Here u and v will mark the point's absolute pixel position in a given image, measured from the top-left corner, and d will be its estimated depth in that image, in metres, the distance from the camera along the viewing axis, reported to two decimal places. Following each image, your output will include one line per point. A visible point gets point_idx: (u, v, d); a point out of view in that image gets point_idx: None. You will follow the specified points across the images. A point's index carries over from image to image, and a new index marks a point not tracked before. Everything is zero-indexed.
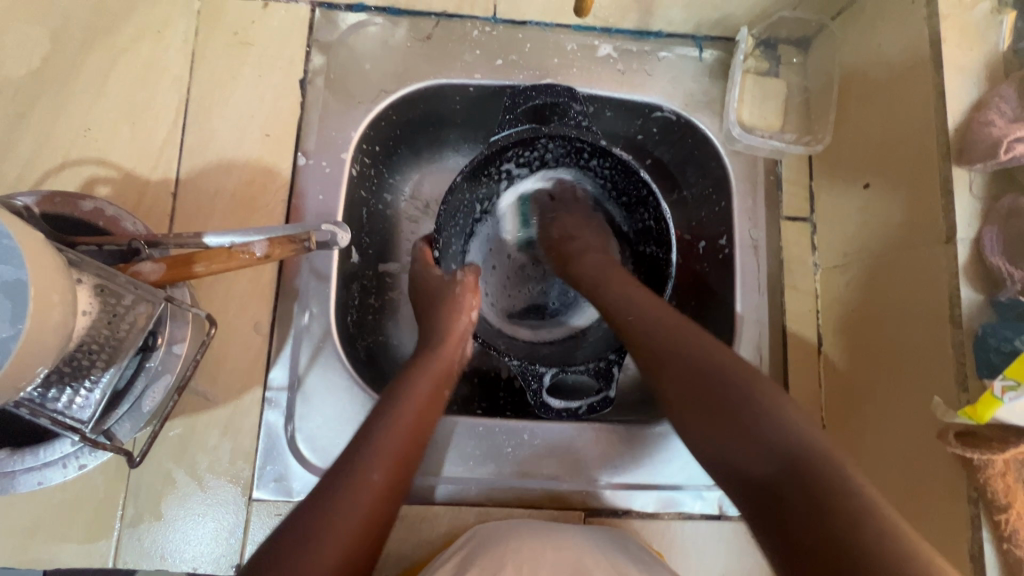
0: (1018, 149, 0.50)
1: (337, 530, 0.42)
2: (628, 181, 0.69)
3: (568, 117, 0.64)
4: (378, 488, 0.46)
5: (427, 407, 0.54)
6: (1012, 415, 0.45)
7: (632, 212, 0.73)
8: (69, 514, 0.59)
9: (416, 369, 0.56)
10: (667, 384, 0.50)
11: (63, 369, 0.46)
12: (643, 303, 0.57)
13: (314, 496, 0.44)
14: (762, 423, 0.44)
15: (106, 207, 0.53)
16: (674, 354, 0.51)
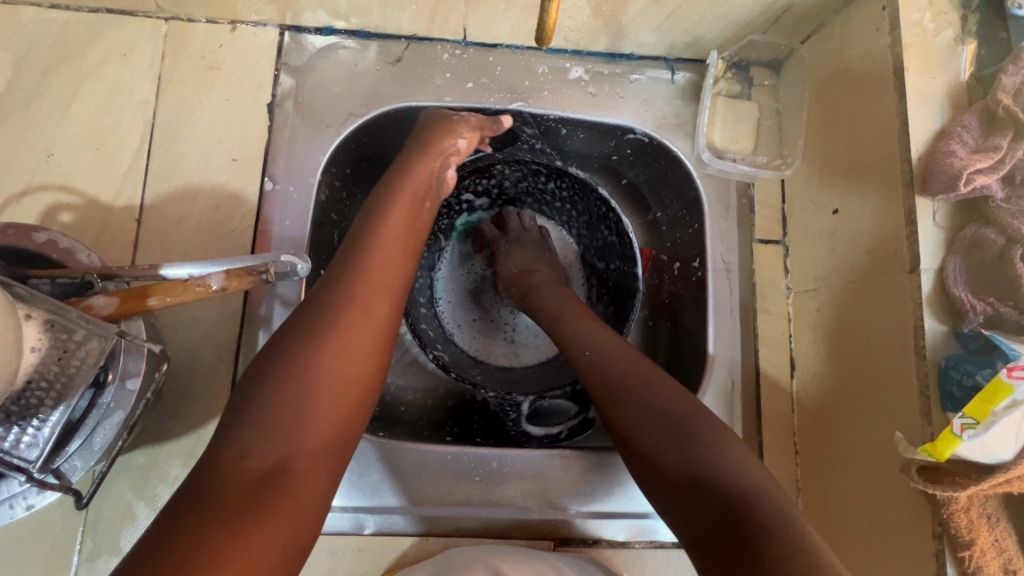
0: (979, 180, 0.50)
1: (336, 333, 0.45)
2: (587, 201, 0.73)
3: (521, 143, 0.75)
4: (369, 299, 0.48)
5: (411, 220, 0.56)
6: (973, 453, 0.45)
7: (594, 229, 0.77)
8: (25, 549, 0.57)
9: (400, 184, 0.58)
10: (622, 418, 0.52)
11: (11, 407, 0.45)
12: (611, 342, 0.58)
13: (306, 311, 0.47)
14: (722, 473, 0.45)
15: (60, 240, 0.52)
16: (640, 392, 0.52)
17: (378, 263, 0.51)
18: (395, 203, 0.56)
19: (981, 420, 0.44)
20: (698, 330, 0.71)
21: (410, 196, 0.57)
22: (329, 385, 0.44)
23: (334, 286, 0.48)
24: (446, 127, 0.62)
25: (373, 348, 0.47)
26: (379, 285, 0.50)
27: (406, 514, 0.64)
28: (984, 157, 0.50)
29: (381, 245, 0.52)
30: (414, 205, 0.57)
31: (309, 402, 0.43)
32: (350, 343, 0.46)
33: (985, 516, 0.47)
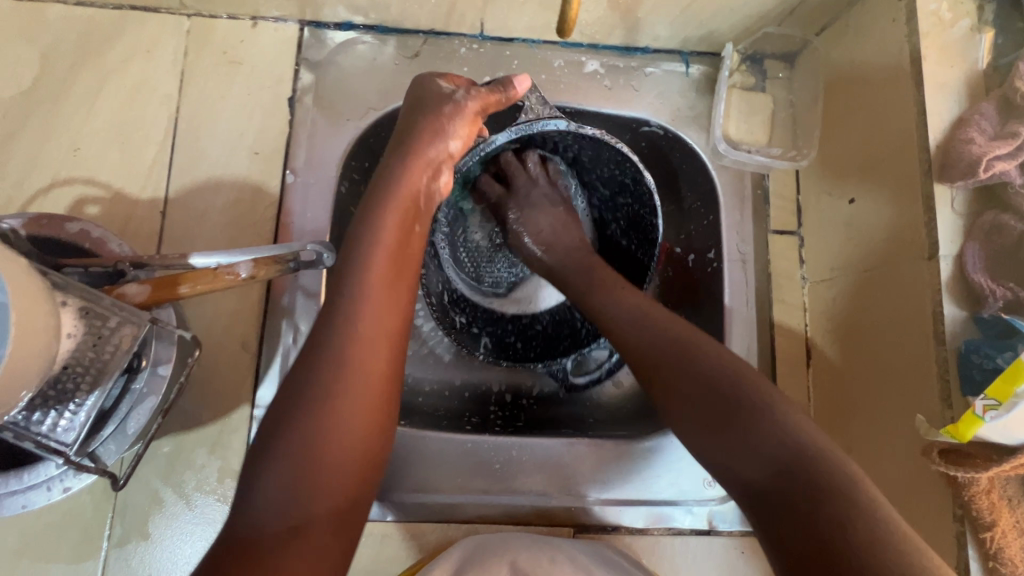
0: (997, 167, 0.51)
1: (340, 388, 0.45)
2: (599, 150, 0.68)
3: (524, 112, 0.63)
4: (368, 343, 0.47)
5: (400, 249, 0.51)
6: (994, 433, 0.46)
7: (597, 167, 0.72)
8: (56, 535, 0.58)
9: (383, 204, 0.52)
10: (666, 392, 0.52)
11: (49, 392, 0.47)
12: (652, 307, 0.58)
13: (311, 354, 0.46)
14: (771, 443, 0.45)
15: (93, 229, 0.53)
16: (683, 362, 0.52)
17: (372, 308, 0.48)
18: (381, 231, 0.51)
19: (1003, 402, 0.44)
20: (714, 321, 0.71)
21: (398, 219, 0.52)
22: (332, 454, 0.44)
23: (324, 344, 0.46)
24: (438, 131, 0.54)
25: (373, 401, 0.46)
26: (372, 333, 0.47)
27: (427, 501, 0.64)
28: (1002, 144, 0.51)
29: (368, 287, 0.48)
30: (404, 229, 0.52)
31: (315, 472, 0.43)
32: (348, 407, 0.45)
33: (1006, 499, 0.47)
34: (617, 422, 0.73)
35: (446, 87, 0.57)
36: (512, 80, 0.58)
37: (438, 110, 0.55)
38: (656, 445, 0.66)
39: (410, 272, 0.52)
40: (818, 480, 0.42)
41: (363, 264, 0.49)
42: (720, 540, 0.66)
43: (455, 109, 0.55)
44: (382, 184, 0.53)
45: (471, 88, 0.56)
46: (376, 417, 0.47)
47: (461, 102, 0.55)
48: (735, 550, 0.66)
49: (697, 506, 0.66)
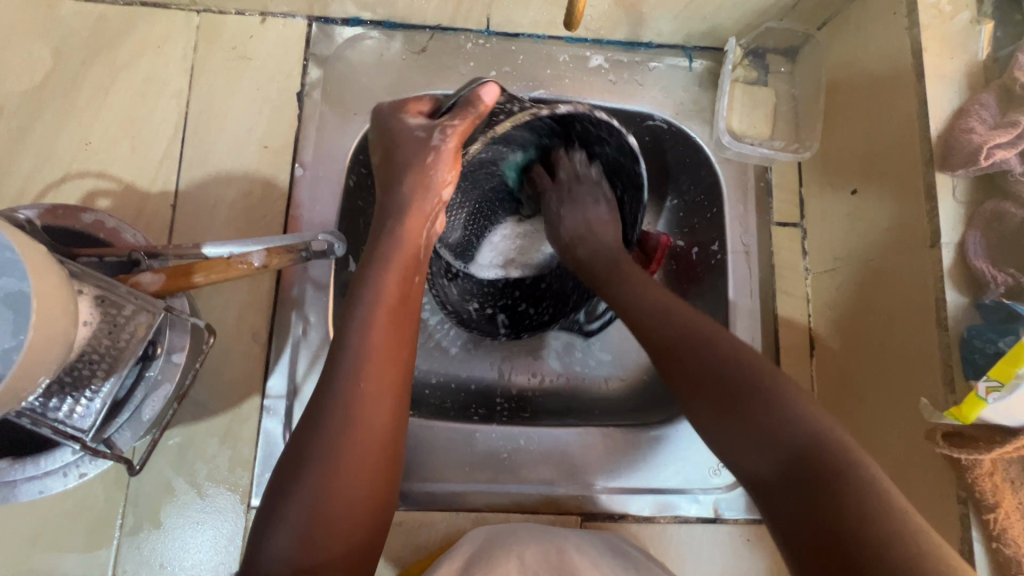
0: (998, 155, 0.51)
1: (344, 440, 0.45)
2: (595, 127, 0.64)
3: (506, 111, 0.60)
4: (370, 392, 0.46)
5: (402, 300, 0.51)
6: (997, 415, 0.47)
7: (587, 137, 0.67)
8: (69, 524, 0.59)
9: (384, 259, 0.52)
10: (681, 377, 0.52)
11: (64, 378, 0.47)
12: (677, 302, 0.58)
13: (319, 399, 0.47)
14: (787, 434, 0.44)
15: (107, 220, 0.54)
16: (700, 346, 0.52)
17: (376, 361, 0.48)
18: (381, 288, 0.50)
19: (1006, 382, 0.45)
20: (718, 312, 0.72)
21: (398, 275, 0.52)
22: (337, 510, 0.44)
23: (327, 403, 0.46)
24: (427, 184, 0.54)
25: (374, 457, 0.46)
26: (376, 386, 0.47)
27: (436, 490, 0.65)
28: (1003, 132, 0.51)
29: (369, 346, 0.48)
30: (405, 284, 0.52)
31: (318, 528, 0.43)
32: (350, 465, 0.45)
33: (1008, 481, 0.48)
34: (622, 413, 0.74)
35: (417, 130, 0.54)
36: (474, 96, 0.52)
37: (420, 164, 0.54)
38: (662, 433, 0.67)
39: (412, 322, 0.52)
40: (832, 473, 0.41)
41: (365, 317, 0.49)
42: (726, 528, 0.67)
43: (437, 157, 0.54)
44: (384, 241, 0.53)
45: (442, 129, 0.53)
46: (381, 470, 0.46)
47: (439, 147, 0.53)
48: (740, 538, 0.67)
49: (703, 495, 0.67)
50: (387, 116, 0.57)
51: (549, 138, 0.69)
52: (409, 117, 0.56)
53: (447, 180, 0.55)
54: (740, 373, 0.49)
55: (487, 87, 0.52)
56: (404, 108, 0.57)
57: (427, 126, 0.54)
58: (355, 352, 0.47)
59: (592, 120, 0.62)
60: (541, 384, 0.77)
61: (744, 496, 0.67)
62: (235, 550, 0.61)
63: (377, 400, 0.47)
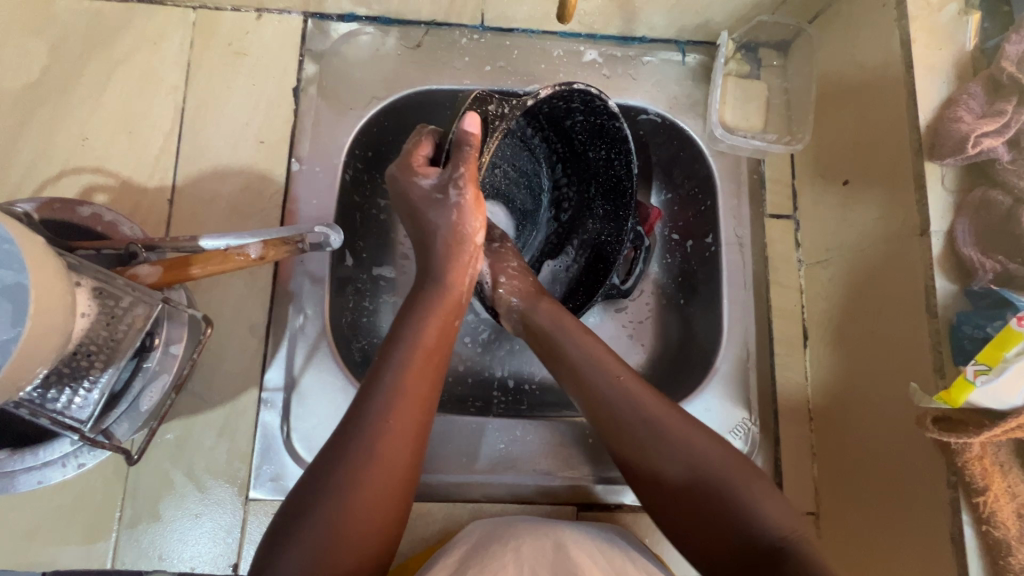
0: (986, 143, 0.52)
1: (370, 476, 0.45)
2: (577, 120, 0.62)
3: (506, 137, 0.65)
4: (398, 433, 0.47)
5: (436, 347, 0.52)
6: (985, 399, 0.47)
7: (573, 138, 0.66)
8: (68, 517, 0.59)
9: (427, 304, 0.53)
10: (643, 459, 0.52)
11: (63, 369, 0.47)
12: (603, 351, 0.57)
13: (345, 425, 0.47)
14: (753, 524, 0.47)
15: (105, 213, 0.55)
16: (654, 431, 0.52)
17: (408, 403, 0.48)
18: (420, 333, 0.52)
19: (994, 365, 0.46)
20: (713, 304, 0.73)
21: (439, 322, 0.53)
22: (350, 544, 0.43)
23: (353, 435, 0.46)
24: (457, 239, 0.53)
25: (396, 497, 0.46)
26: (403, 429, 0.48)
27: (434, 481, 0.65)
28: (990, 122, 0.52)
29: (400, 389, 0.48)
30: (444, 332, 0.53)
31: (333, 553, 0.43)
32: (368, 499, 0.45)
33: (998, 465, 0.49)
34: None
35: (432, 193, 0.51)
36: (461, 134, 0.48)
37: (448, 225, 0.53)
38: None
39: (444, 366, 0.53)
40: (798, 559, 0.44)
41: (399, 362, 0.50)
42: None
43: (461, 213, 0.52)
44: (426, 290, 0.54)
45: (454, 182, 0.50)
46: (395, 509, 0.46)
47: (460, 202, 0.51)
48: None
49: None
50: (397, 180, 0.54)
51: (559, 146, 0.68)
52: (420, 177, 0.52)
53: (476, 229, 0.53)
54: (707, 459, 0.50)
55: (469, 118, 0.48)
56: (411, 164, 0.53)
57: (439, 183, 0.51)
58: (385, 393, 0.48)
59: (587, 99, 0.57)
60: (538, 378, 0.77)
61: None
62: (233, 543, 0.61)
63: (408, 445, 0.47)
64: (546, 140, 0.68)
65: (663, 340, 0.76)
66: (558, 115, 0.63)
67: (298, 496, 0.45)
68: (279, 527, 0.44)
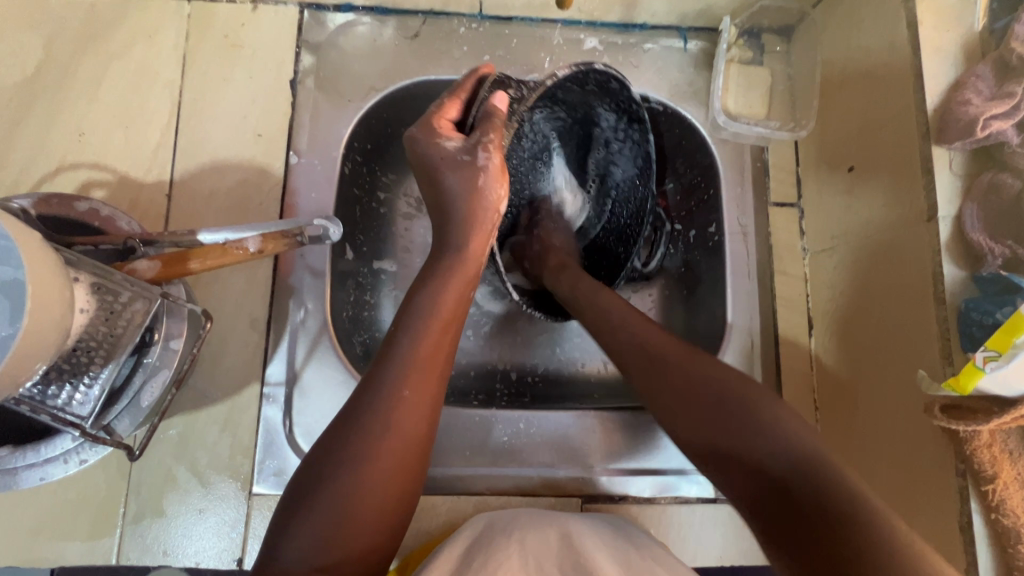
0: (995, 126, 0.51)
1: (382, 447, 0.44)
2: (590, 96, 0.59)
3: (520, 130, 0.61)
4: (411, 402, 0.46)
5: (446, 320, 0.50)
6: (993, 385, 0.47)
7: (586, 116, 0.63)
8: (72, 514, 0.59)
9: (447, 267, 0.52)
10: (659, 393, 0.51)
11: (62, 365, 0.47)
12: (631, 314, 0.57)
13: (355, 398, 0.47)
14: (778, 439, 0.43)
15: (101, 208, 0.54)
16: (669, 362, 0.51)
17: (418, 375, 0.47)
18: (439, 299, 0.50)
19: (1003, 352, 0.45)
20: (716, 295, 0.72)
21: (456, 290, 0.52)
22: (360, 524, 0.43)
23: (366, 411, 0.45)
24: (479, 207, 0.53)
25: (405, 470, 0.45)
26: (415, 400, 0.46)
27: (438, 474, 0.65)
28: (1000, 104, 0.51)
29: (412, 360, 0.47)
30: (461, 299, 0.52)
31: (342, 532, 0.42)
32: (377, 476, 0.44)
33: (1007, 452, 0.48)
34: (620, 395, 0.74)
35: (458, 154, 0.51)
36: (490, 107, 0.52)
37: (471, 189, 0.52)
38: None
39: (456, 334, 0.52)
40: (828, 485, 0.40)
41: (412, 331, 0.49)
42: (726, 508, 0.66)
43: (485, 176, 0.52)
44: (442, 257, 0.53)
45: (482, 146, 0.51)
46: (405, 483, 0.45)
47: (486, 165, 0.51)
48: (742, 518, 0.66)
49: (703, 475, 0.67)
50: (418, 141, 0.52)
51: (538, 136, 0.65)
52: (444, 139, 0.52)
53: (500, 196, 0.53)
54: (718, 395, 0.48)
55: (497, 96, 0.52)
56: (433, 127, 0.52)
57: (465, 147, 0.51)
58: (397, 364, 0.47)
59: (603, 80, 0.56)
60: (541, 369, 0.76)
61: None
62: (237, 537, 0.61)
63: (418, 416, 0.46)
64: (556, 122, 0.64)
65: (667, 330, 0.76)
66: (576, 99, 0.60)
67: (306, 473, 0.44)
68: (286, 508, 0.44)
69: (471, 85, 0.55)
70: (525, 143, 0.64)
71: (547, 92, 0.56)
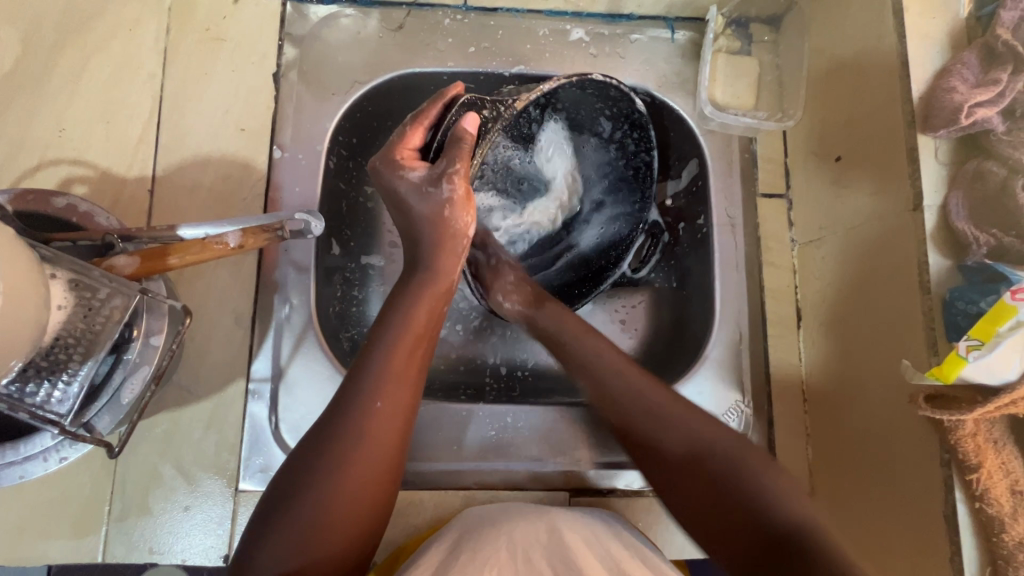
0: (980, 113, 0.51)
1: (356, 461, 0.44)
2: (594, 108, 0.63)
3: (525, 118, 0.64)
4: (386, 416, 0.46)
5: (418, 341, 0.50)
6: (978, 374, 0.46)
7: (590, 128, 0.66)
8: (57, 511, 0.59)
9: (417, 283, 0.52)
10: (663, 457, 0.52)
11: (40, 363, 0.46)
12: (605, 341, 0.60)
13: (334, 406, 0.47)
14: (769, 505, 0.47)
15: (79, 204, 0.54)
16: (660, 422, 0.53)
17: (393, 386, 0.47)
18: (411, 314, 0.50)
19: (986, 341, 0.45)
20: (704, 287, 0.72)
21: (428, 305, 0.52)
22: (332, 527, 0.43)
23: (341, 416, 0.46)
24: (448, 233, 0.52)
25: (379, 480, 0.46)
26: (390, 414, 0.46)
27: (426, 468, 0.65)
28: (985, 91, 0.51)
29: (386, 374, 0.47)
30: (433, 314, 0.52)
31: (314, 539, 0.42)
32: (352, 486, 0.44)
33: (992, 441, 0.48)
34: None
35: (424, 185, 0.50)
36: (456, 131, 0.50)
37: (437, 218, 0.52)
38: None
39: (431, 346, 0.52)
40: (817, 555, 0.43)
41: (386, 346, 0.49)
42: None
43: (451, 207, 0.51)
44: (415, 274, 0.53)
45: (446, 177, 0.50)
46: (379, 493, 0.46)
47: (450, 197, 0.51)
48: None
49: None
50: (382, 173, 0.52)
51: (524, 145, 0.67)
52: (409, 171, 0.51)
53: (467, 224, 0.52)
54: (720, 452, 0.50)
55: (468, 118, 0.50)
56: (397, 159, 0.52)
57: (430, 178, 0.50)
58: (372, 377, 0.47)
59: (601, 88, 0.59)
60: (531, 363, 0.76)
61: None
62: (224, 534, 0.60)
63: (393, 430, 0.46)
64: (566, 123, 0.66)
65: (656, 323, 0.75)
66: (578, 109, 0.63)
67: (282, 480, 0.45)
68: (263, 510, 0.44)
69: (437, 110, 0.53)
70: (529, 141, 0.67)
71: (563, 97, 0.61)
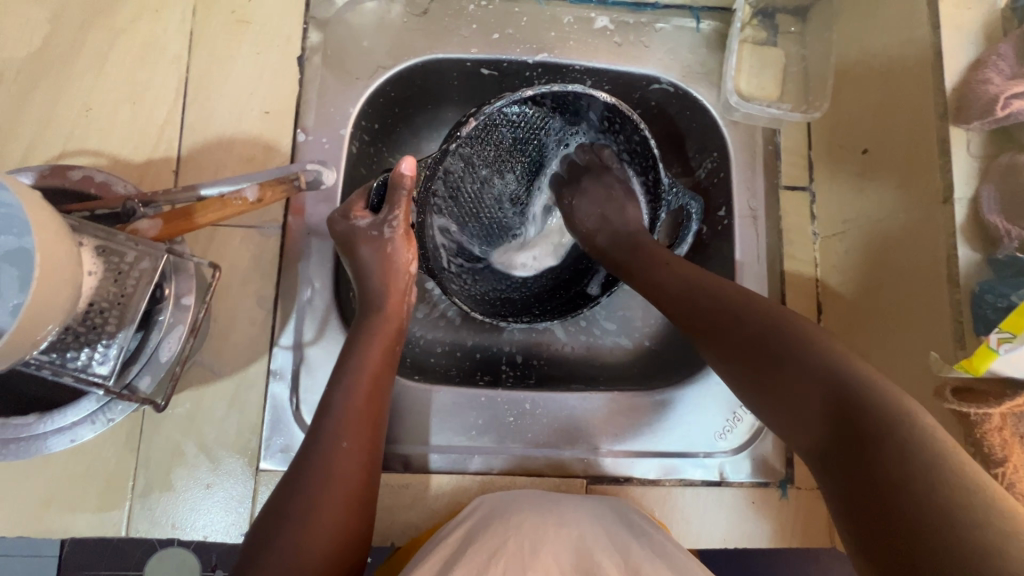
0: (1015, 105, 0.50)
1: (326, 500, 0.46)
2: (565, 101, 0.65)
3: (510, 122, 0.65)
4: (350, 455, 0.49)
5: (376, 379, 0.53)
6: (1008, 367, 0.47)
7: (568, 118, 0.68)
8: (81, 485, 0.60)
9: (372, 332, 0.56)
10: (720, 349, 0.49)
11: (80, 329, 0.47)
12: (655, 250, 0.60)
13: (305, 452, 0.49)
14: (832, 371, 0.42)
15: (95, 174, 0.55)
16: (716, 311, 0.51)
17: (353, 426, 0.50)
18: (364, 361, 0.54)
19: (1018, 333, 0.45)
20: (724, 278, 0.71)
21: (381, 349, 0.55)
22: (316, 557, 0.44)
23: (310, 458, 0.48)
24: (392, 271, 0.58)
25: (350, 510, 0.47)
26: (354, 451, 0.49)
27: (443, 452, 0.65)
28: (1020, 83, 0.51)
29: (348, 414, 0.50)
30: (387, 354, 0.55)
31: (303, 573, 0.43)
32: (326, 521, 0.46)
33: (1018, 436, 0.48)
34: (626, 378, 0.74)
35: (368, 230, 0.56)
36: (396, 176, 0.55)
37: (381, 259, 0.57)
38: (663, 397, 0.68)
39: (389, 383, 0.55)
40: (876, 408, 0.39)
41: (346, 387, 0.52)
42: (730, 490, 0.66)
43: (393, 245, 0.57)
44: (369, 320, 0.57)
45: (389, 223, 0.57)
46: (353, 526, 0.47)
47: (393, 237, 0.57)
48: (746, 501, 0.66)
49: (707, 458, 0.67)
50: (336, 223, 0.58)
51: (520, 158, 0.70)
52: (354, 218, 0.57)
53: (410, 260, 0.58)
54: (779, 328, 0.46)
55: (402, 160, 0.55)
56: (348, 210, 0.58)
57: (373, 224, 0.57)
58: (336, 418, 0.50)
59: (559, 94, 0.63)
60: (546, 353, 0.76)
61: (751, 459, 0.67)
62: (244, 512, 0.61)
63: (358, 468, 0.49)
64: (554, 118, 0.68)
65: None
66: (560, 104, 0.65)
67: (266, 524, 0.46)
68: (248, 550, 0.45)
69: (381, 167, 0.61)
70: (516, 145, 0.68)
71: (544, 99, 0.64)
